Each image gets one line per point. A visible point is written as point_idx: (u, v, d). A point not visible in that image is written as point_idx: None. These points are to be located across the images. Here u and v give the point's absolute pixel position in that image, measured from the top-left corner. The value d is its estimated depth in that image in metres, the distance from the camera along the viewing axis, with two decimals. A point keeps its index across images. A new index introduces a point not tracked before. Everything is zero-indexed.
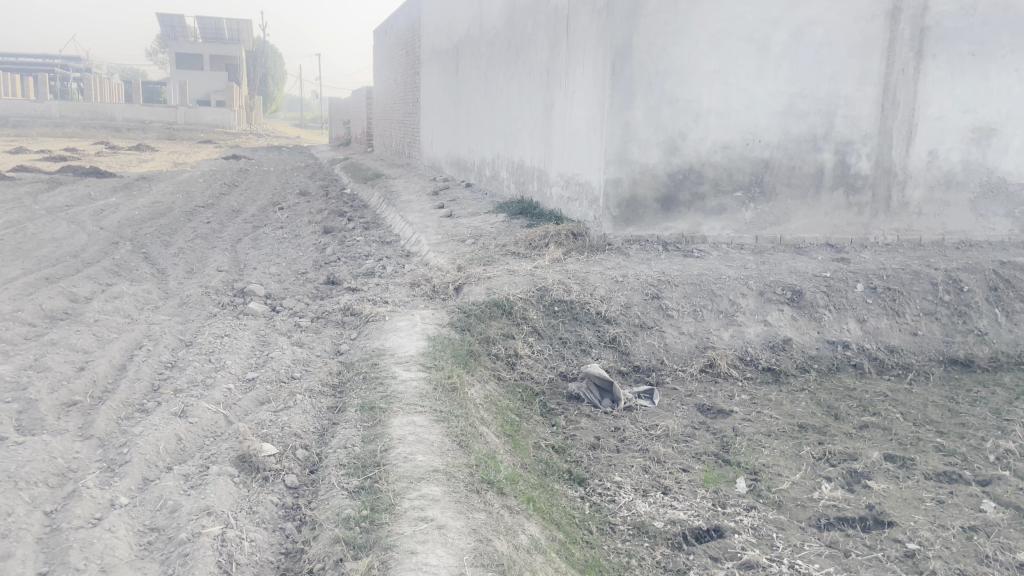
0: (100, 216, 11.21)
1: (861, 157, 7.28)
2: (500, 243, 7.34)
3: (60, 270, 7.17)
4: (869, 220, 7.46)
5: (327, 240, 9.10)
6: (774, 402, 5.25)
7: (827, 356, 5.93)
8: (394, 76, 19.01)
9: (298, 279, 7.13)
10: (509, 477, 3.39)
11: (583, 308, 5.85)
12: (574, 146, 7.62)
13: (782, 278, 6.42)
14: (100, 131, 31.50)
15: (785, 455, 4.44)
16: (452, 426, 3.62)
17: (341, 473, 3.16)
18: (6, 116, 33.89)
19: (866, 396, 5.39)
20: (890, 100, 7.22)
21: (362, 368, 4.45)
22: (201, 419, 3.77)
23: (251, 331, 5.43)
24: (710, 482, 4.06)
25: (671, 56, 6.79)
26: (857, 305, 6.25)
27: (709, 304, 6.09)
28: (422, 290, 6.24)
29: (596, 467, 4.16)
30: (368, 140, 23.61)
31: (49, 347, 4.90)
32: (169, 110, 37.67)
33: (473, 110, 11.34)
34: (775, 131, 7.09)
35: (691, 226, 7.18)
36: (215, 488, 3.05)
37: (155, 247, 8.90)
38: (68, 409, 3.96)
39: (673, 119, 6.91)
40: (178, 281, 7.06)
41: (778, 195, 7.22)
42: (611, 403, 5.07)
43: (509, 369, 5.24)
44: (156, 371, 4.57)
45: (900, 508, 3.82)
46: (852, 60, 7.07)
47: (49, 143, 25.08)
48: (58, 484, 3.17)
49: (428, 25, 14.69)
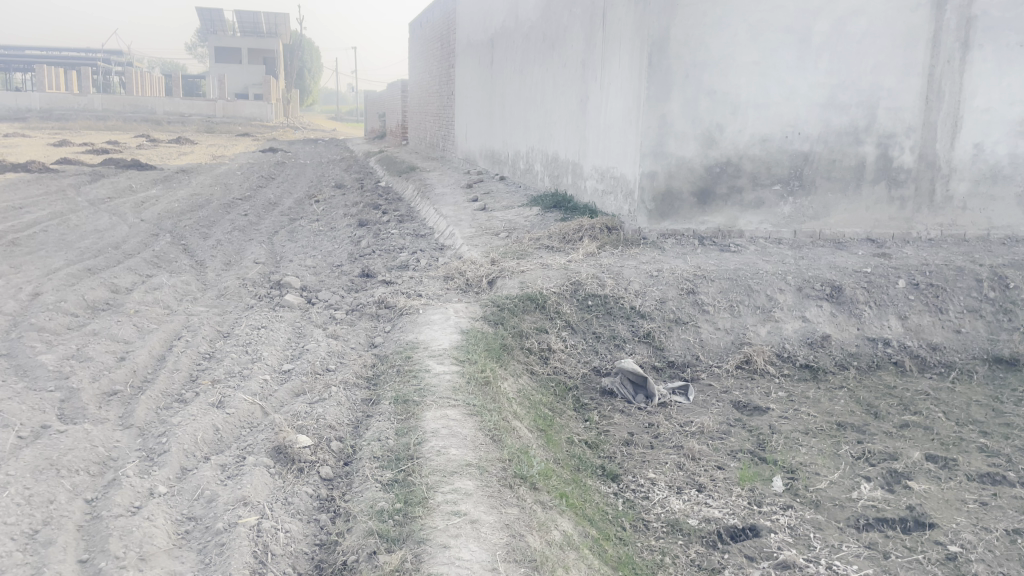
0: (141, 208, 11.40)
1: (904, 150, 7.13)
2: (535, 236, 7.32)
3: (101, 262, 7.29)
4: (911, 215, 7.31)
5: (362, 232, 9.16)
6: (812, 400, 5.17)
7: (867, 354, 5.82)
8: (428, 68, 19.05)
9: (333, 272, 7.18)
10: (542, 472, 3.38)
11: (618, 303, 5.82)
12: (610, 139, 7.57)
13: (821, 274, 6.32)
14: (142, 124, 32.02)
15: (823, 454, 4.37)
16: (486, 420, 3.62)
17: (375, 466, 3.17)
18: (50, 109, 34.59)
19: (907, 395, 5.29)
20: (935, 91, 7.06)
21: (396, 361, 4.46)
22: (238, 410, 3.81)
23: (287, 323, 5.48)
24: (745, 480, 4.01)
25: (709, 47, 6.71)
26: (898, 302, 6.13)
27: (746, 299, 6.02)
28: (455, 284, 6.25)
29: (630, 463, 4.13)
30: (403, 134, 23.71)
31: (91, 337, 4.99)
32: (208, 103, 38.14)
33: (508, 104, 11.33)
34: (815, 124, 6.97)
35: (728, 220, 7.09)
36: (251, 478, 3.09)
37: (194, 239, 9.02)
38: (109, 398, 4.03)
39: (710, 111, 6.82)
40: (216, 273, 7.15)
41: (818, 189, 7.10)
42: (645, 399, 5.02)
43: (542, 363, 5.23)
44: (194, 361, 4.63)
45: (942, 510, 3.74)
46: (895, 51, 6.92)
47: (90, 137, 25.62)
48: (99, 472, 3.23)
49: (462, 17, 14.69)
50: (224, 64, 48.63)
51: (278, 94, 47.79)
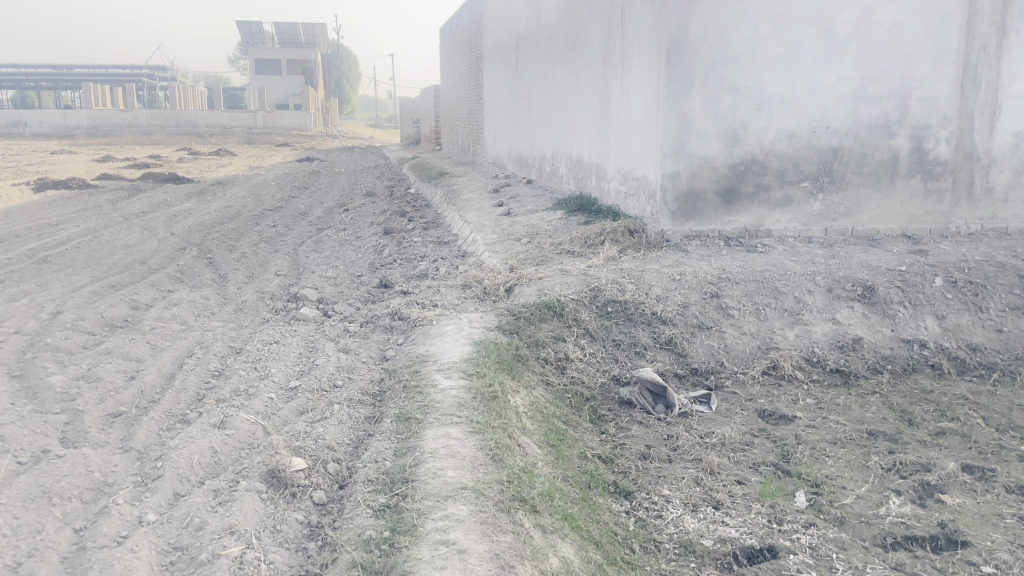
0: (172, 222, 11.50)
1: (939, 142, 6.83)
2: (556, 241, 7.17)
3: (125, 278, 7.34)
4: (949, 209, 7.00)
5: (386, 241, 9.10)
6: (842, 406, 4.95)
7: (902, 356, 5.56)
8: (458, 73, 19.03)
9: (353, 282, 7.13)
10: (545, 493, 3.23)
11: (638, 308, 5.65)
12: (631, 140, 7.37)
13: (852, 273, 6.06)
14: (183, 137, 32.58)
15: (851, 466, 4.15)
16: (487, 439, 3.48)
17: (368, 490, 3.07)
18: (95, 126, 35.40)
19: (944, 399, 5.03)
20: (970, 80, 6.74)
21: (403, 376, 4.36)
22: (238, 431, 3.73)
23: (301, 337, 5.42)
24: (766, 495, 3.82)
25: (729, 42, 6.49)
26: (935, 301, 5.85)
27: (774, 302, 5.80)
28: (473, 292, 6.13)
29: (644, 479, 3.96)
30: (436, 139, 23.70)
31: (103, 356, 4.98)
32: (247, 114, 38.67)
33: (533, 106, 11.20)
34: (844, 117, 6.71)
35: (755, 219, 6.86)
36: (241, 505, 3.00)
37: (220, 252, 9.04)
38: (113, 420, 3.99)
39: (733, 108, 6.60)
40: (237, 287, 7.14)
41: (849, 185, 6.84)
42: (665, 409, 4.85)
43: (559, 373, 5.07)
44: (202, 380, 4.57)
45: (977, 526, 3.51)
46: (927, 39, 6.63)
47: (132, 152, 26.06)
48: (92, 499, 3.18)
49: (488, 21, 14.61)
50: (263, 76, 49.31)
51: (316, 104, 48.39)
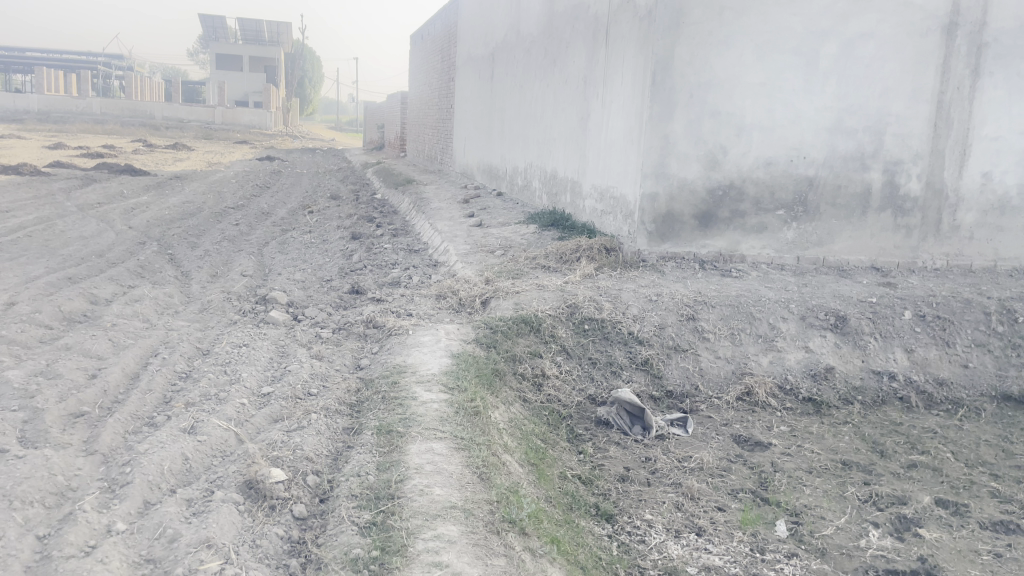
0: (130, 215, 11.19)
1: (911, 177, 6.94)
2: (530, 255, 7.11)
3: (83, 270, 7.07)
4: (917, 244, 7.11)
5: (354, 246, 8.94)
6: (815, 435, 4.96)
7: (872, 388, 5.60)
8: (429, 81, 18.93)
9: (321, 287, 6.97)
10: (532, 515, 3.14)
11: (615, 328, 5.61)
12: (610, 158, 7.37)
13: (825, 302, 6.11)
14: (138, 128, 31.91)
15: (828, 496, 4.15)
16: (473, 456, 3.39)
17: (353, 506, 2.95)
18: (47, 111, 34.48)
19: (914, 432, 5.07)
20: (943, 119, 6.88)
21: (381, 387, 4.24)
22: (210, 437, 3.58)
23: (270, 341, 5.26)
24: (747, 523, 3.79)
25: (714, 67, 6.53)
26: (905, 334, 5.91)
27: (749, 327, 5.81)
28: (448, 303, 6.03)
29: (625, 502, 3.91)
30: (401, 146, 23.53)
31: (63, 352, 4.76)
32: (207, 109, 38.00)
33: (507, 118, 11.17)
34: (821, 148, 6.78)
35: (730, 244, 6.89)
36: (218, 517, 2.87)
37: (182, 248, 8.80)
38: (75, 420, 3.80)
39: (714, 132, 6.64)
40: (201, 285, 6.93)
41: (822, 216, 6.92)
42: (642, 431, 4.81)
43: (536, 390, 5.01)
44: (169, 381, 4.39)
45: (955, 562, 3.53)
46: (904, 76, 6.74)
47: (87, 141, 25.37)
48: (55, 504, 3.01)
49: (463, 30, 14.53)
50: (224, 71, 48.56)
51: (278, 103, 47.86)
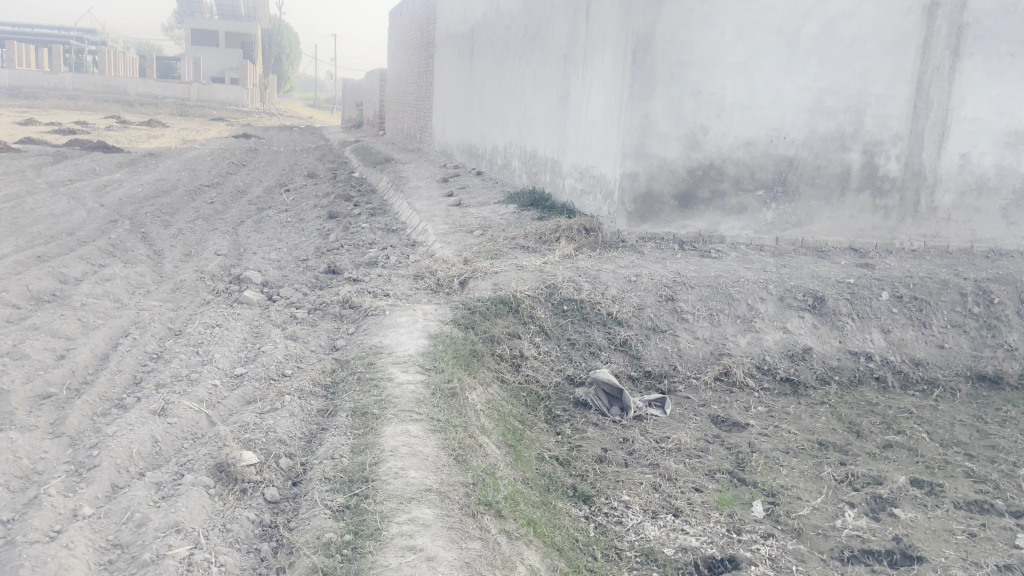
0: (102, 192, 10.98)
1: (890, 158, 6.94)
2: (509, 234, 7.05)
3: (53, 249, 6.93)
4: (895, 224, 7.13)
5: (331, 225, 8.83)
6: (793, 416, 4.96)
7: (848, 368, 5.61)
8: (408, 58, 18.69)
9: (298, 266, 6.88)
10: (509, 497, 3.11)
11: (594, 308, 5.57)
12: (590, 137, 7.31)
13: (803, 283, 6.11)
14: (111, 104, 31.38)
15: (806, 476, 4.15)
16: (449, 438, 3.35)
17: (326, 489, 2.90)
18: (17, 86, 33.81)
19: (889, 412, 5.09)
20: (923, 100, 6.87)
21: (357, 368, 4.18)
22: (181, 419, 3.51)
23: (244, 321, 5.18)
24: (724, 504, 3.79)
25: (695, 45, 6.46)
26: (882, 314, 5.93)
27: (727, 308, 5.80)
28: (426, 283, 5.97)
29: (603, 483, 3.89)
30: (380, 124, 23.28)
31: (30, 332, 4.66)
32: (182, 86, 37.42)
33: (486, 96, 11.06)
34: (802, 128, 6.76)
35: (710, 224, 6.87)
36: (187, 501, 2.81)
37: (155, 227, 8.65)
38: (41, 403, 3.71)
39: (695, 112, 6.59)
40: (174, 264, 6.81)
41: (802, 196, 6.91)
42: (620, 411, 4.78)
43: (514, 371, 4.96)
44: (140, 362, 4.31)
45: (929, 541, 3.54)
46: (885, 56, 6.72)
47: (61, 117, 24.87)
48: (20, 489, 2.94)
49: (443, 7, 14.33)
50: (200, 47, 47.77)
51: (255, 80, 47.23)
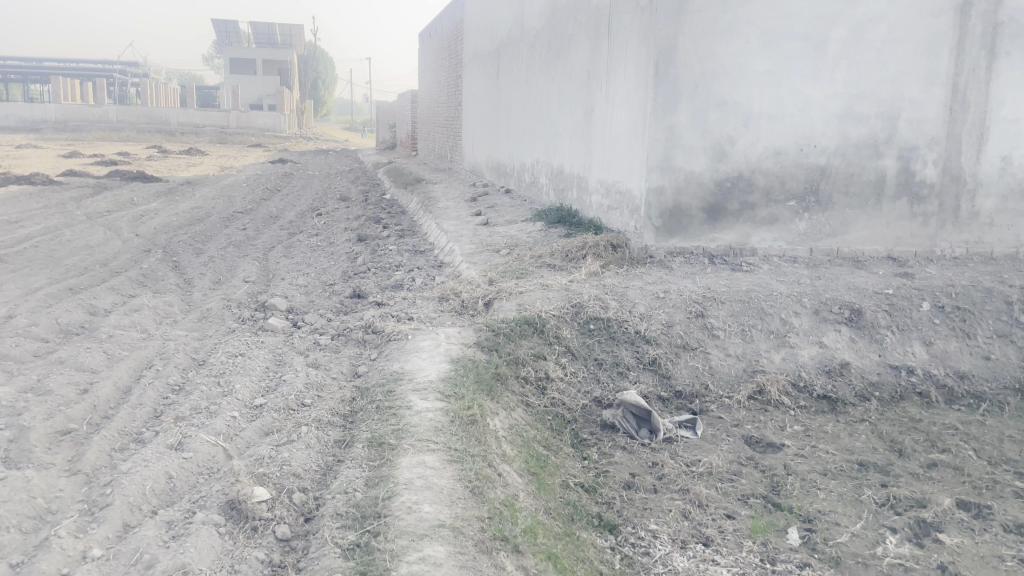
0: (137, 222, 11.14)
1: (926, 164, 6.72)
2: (536, 253, 6.96)
3: (85, 280, 7.01)
4: (935, 232, 6.88)
5: (359, 249, 8.82)
6: (831, 435, 4.77)
7: (889, 383, 5.39)
8: (438, 79, 18.77)
9: (324, 291, 6.86)
10: (528, 530, 3.00)
11: (621, 327, 5.44)
12: (615, 152, 7.20)
13: (839, 295, 5.91)
14: (152, 134, 32.07)
15: (844, 500, 3.97)
16: (466, 469, 3.25)
17: (337, 527, 2.83)
18: (62, 120, 34.76)
19: (934, 429, 4.87)
20: (959, 102, 6.65)
21: (376, 396, 4.11)
22: (197, 454, 3.47)
23: (268, 349, 5.15)
24: (757, 532, 3.63)
25: (719, 55, 6.34)
26: (923, 326, 5.70)
27: (760, 323, 5.63)
28: (450, 305, 5.90)
29: (630, 511, 3.76)
30: (413, 145, 23.40)
31: (56, 366, 4.68)
32: (221, 114, 38.14)
33: (513, 114, 11.01)
34: (833, 136, 6.58)
35: (740, 237, 6.71)
36: (196, 541, 2.76)
37: (186, 255, 8.73)
38: (61, 439, 3.70)
39: (721, 123, 6.45)
40: (203, 293, 6.84)
41: (835, 205, 6.71)
42: (649, 434, 4.64)
43: (539, 394, 4.85)
44: (161, 395, 4.29)
45: (977, 569, 3.35)
46: (917, 59, 6.52)
47: (103, 148, 25.46)
48: (32, 529, 2.91)
49: (469, 27, 14.36)
50: (238, 75, 48.69)
51: (291, 105, 47.99)
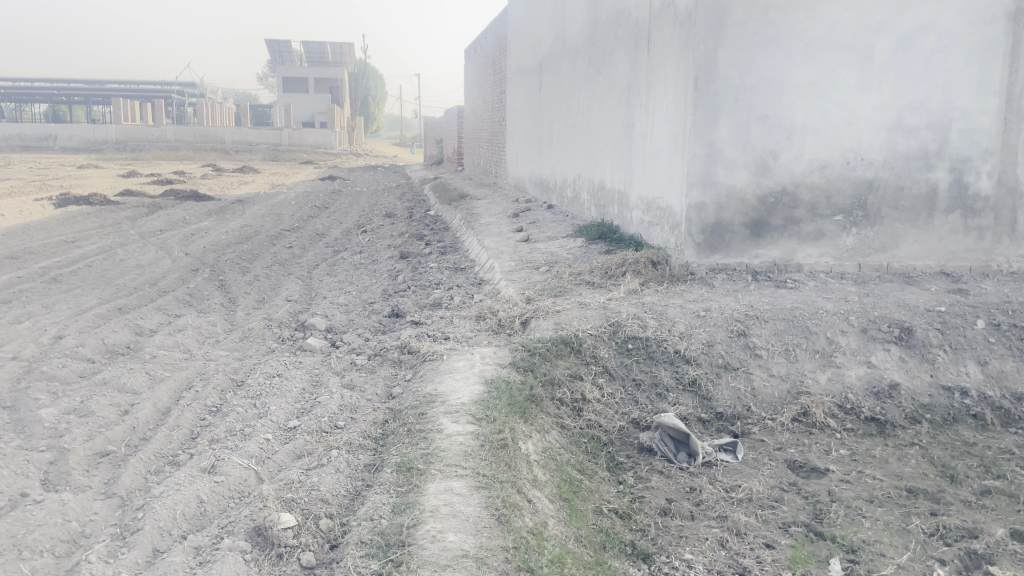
0: (188, 241, 11.38)
1: (981, 176, 6.48)
2: (575, 270, 6.90)
3: (133, 300, 7.16)
4: (991, 246, 6.63)
5: (401, 266, 8.86)
6: (878, 459, 4.60)
7: (941, 406, 5.19)
8: (483, 94, 18.85)
9: (364, 310, 6.90)
10: (555, 561, 2.94)
11: (660, 347, 5.34)
12: (656, 167, 7.11)
13: (888, 313, 5.72)
14: (207, 153, 32.88)
15: (890, 529, 3.81)
16: (493, 496, 3.20)
17: (361, 555, 2.81)
18: (122, 141, 35.85)
19: (989, 453, 4.66)
20: (1014, 112, 6.40)
21: (408, 419, 4.09)
22: (229, 478, 3.49)
23: (305, 370, 5.18)
24: (797, 562, 3.51)
25: (760, 68, 6.22)
26: (977, 345, 5.48)
27: (805, 342, 5.48)
28: (487, 325, 5.87)
29: (664, 539, 3.67)
30: (459, 160, 23.54)
31: (99, 387, 4.77)
32: (273, 133, 38.92)
33: (555, 129, 10.98)
34: (880, 148, 6.39)
35: (785, 253, 6.55)
36: (220, 568, 2.76)
37: (233, 274, 8.87)
38: (99, 461, 3.76)
39: (763, 137, 6.32)
40: (246, 312, 6.93)
41: (884, 219, 6.51)
42: (688, 457, 4.53)
43: (575, 416, 4.79)
44: (198, 417, 4.34)
45: None
46: (969, 68, 6.30)
47: (160, 167, 26.16)
48: (65, 553, 2.95)
49: (513, 42, 14.39)
50: (290, 94, 49.68)
51: (342, 122, 48.77)
